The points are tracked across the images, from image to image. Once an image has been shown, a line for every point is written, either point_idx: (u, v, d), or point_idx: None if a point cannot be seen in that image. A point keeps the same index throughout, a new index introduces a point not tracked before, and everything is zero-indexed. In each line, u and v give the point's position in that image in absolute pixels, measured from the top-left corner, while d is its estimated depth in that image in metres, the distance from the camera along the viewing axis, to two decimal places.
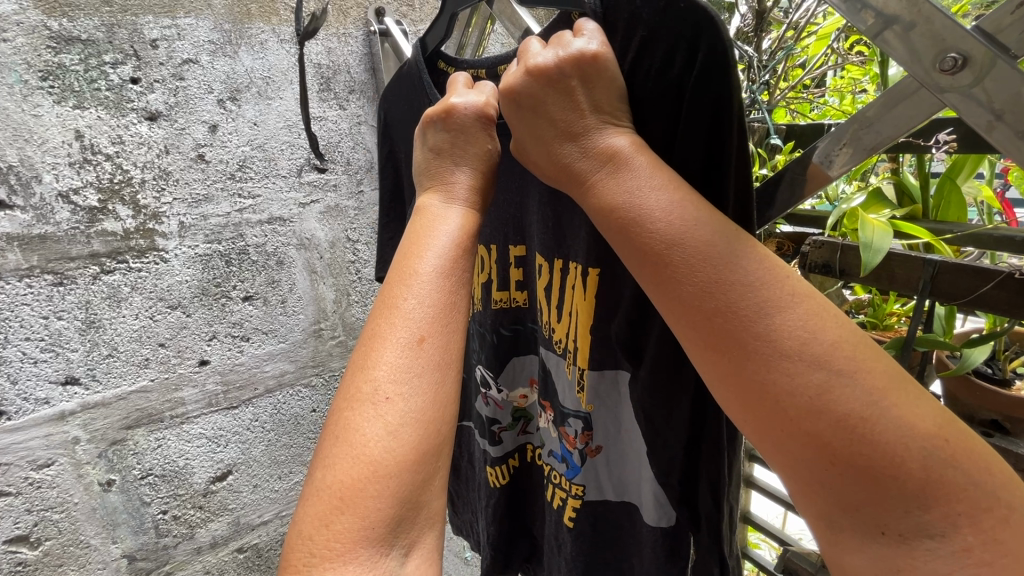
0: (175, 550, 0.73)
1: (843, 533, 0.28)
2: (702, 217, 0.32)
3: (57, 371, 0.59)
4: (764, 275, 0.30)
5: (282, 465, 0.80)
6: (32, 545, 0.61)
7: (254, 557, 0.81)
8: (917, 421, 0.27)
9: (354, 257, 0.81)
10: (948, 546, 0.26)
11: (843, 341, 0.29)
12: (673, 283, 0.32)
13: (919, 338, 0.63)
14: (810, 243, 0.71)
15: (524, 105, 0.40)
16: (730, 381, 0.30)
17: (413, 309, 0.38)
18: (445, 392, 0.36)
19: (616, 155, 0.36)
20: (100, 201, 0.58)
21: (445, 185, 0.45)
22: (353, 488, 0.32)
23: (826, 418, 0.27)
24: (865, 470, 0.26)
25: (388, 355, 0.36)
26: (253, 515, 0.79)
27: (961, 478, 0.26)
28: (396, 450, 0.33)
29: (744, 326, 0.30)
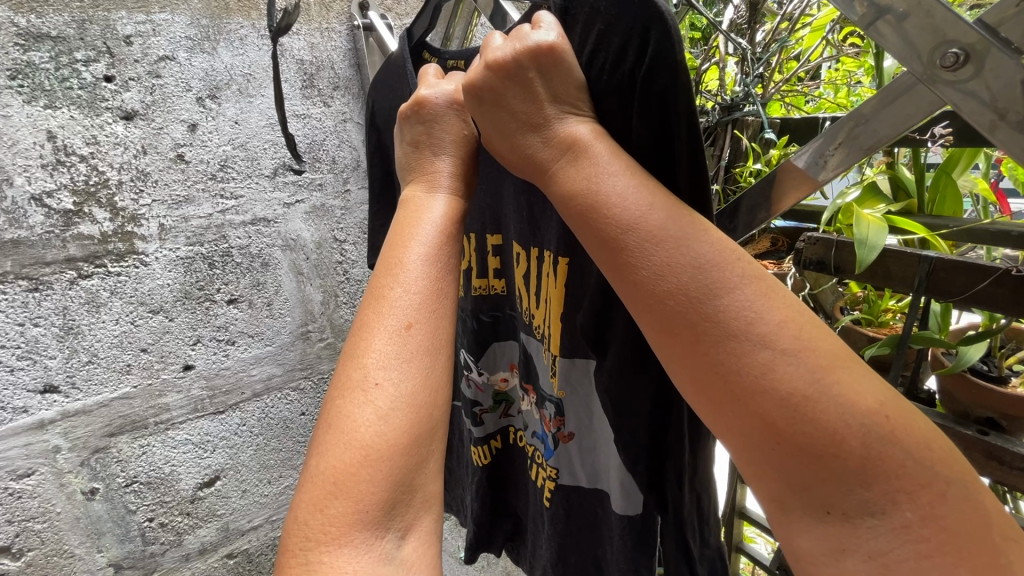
0: (163, 558, 0.72)
1: (794, 512, 0.29)
2: (656, 203, 0.33)
3: (36, 379, 0.58)
4: (713, 256, 0.31)
5: (272, 469, 0.79)
6: (14, 556, 0.60)
7: (245, 562, 0.80)
8: (858, 399, 0.28)
9: (342, 258, 0.79)
10: (887, 523, 0.26)
11: (788, 322, 0.29)
12: (630, 267, 0.32)
13: (914, 336, 0.63)
14: (805, 240, 0.70)
15: (486, 99, 0.40)
16: (681, 364, 0.31)
17: (401, 297, 0.37)
18: (436, 377, 0.35)
19: (574, 144, 0.36)
20: (75, 204, 0.56)
21: (429, 177, 0.44)
22: (347, 471, 0.31)
23: (772, 396, 0.28)
24: (807, 447, 0.27)
25: (378, 341, 0.35)
26: (243, 520, 0.78)
27: (900, 456, 0.27)
28: (388, 433, 0.32)
29: (693, 309, 0.30)
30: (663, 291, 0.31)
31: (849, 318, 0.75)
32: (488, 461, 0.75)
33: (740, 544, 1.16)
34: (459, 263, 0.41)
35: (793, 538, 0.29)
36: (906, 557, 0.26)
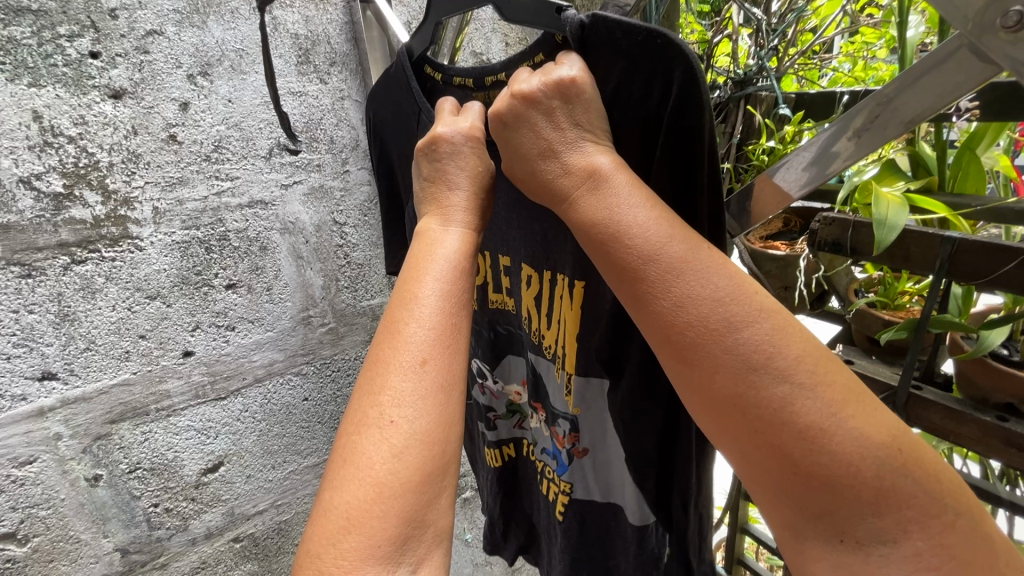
0: (169, 542, 0.72)
1: (805, 535, 0.33)
2: (674, 239, 0.36)
3: (33, 367, 0.57)
4: (731, 293, 0.34)
5: (276, 455, 0.78)
6: (20, 542, 0.60)
7: (251, 546, 0.80)
8: (873, 433, 0.31)
9: (342, 241, 0.77)
10: (899, 552, 0.30)
11: (805, 355, 0.32)
12: (649, 299, 0.36)
13: (933, 319, 0.61)
14: (819, 220, 0.68)
15: (510, 125, 0.43)
16: (700, 395, 0.35)
17: (415, 332, 0.38)
18: (448, 412, 0.36)
19: (595, 172, 0.39)
20: (65, 186, 0.55)
21: (444, 209, 0.45)
22: (359, 509, 0.33)
23: (789, 427, 0.31)
24: (820, 477, 0.31)
25: (394, 378, 0.36)
26: (248, 504, 0.78)
27: (911, 486, 0.30)
28: (401, 472, 0.34)
29: (713, 344, 0.33)
30: (684, 327, 0.34)
31: (865, 300, 0.72)
32: (500, 464, 0.78)
33: (744, 525, 1.16)
34: (473, 295, 0.42)
35: (803, 558, 0.33)
36: None
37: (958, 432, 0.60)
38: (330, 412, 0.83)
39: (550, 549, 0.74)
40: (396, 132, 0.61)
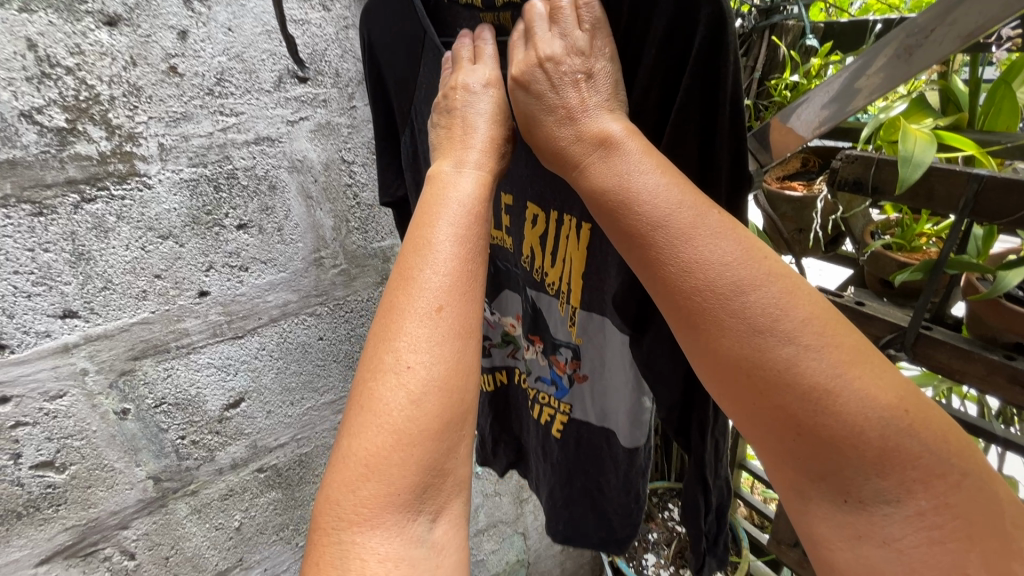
0: (198, 471, 0.76)
1: (810, 493, 0.36)
2: (687, 205, 0.37)
3: (54, 305, 0.58)
4: (741, 257, 0.35)
5: (294, 391, 0.81)
6: (58, 469, 0.64)
7: (275, 476, 0.84)
8: (879, 395, 0.33)
9: (351, 180, 0.76)
10: (900, 511, 0.33)
11: (813, 319, 0.34)
12: (659, 263, 0.37)
13: (950, 260, 0.61)
14: (841, 158, 0.66)
15: (527, 84, 0.44)
16: (710, 360, 0.37)
17: (430, 278, 0.39)
18: (459, 361, 0.38)
19: (607, 139, 0.40)
20: (68, 120, 0.53)
21: (457, 154, 0.45)
22: (375, 454, 0.35)
23: (794, 389, 0.34)
24: (823, 439, 0.33)
25: (409, 324, 0.38)
26: (270, 438, 0.81)
27: (915, 445, 0.33)
28: (416, 421, 0.36)
29: (722, 308, 0.35)
30: (693, 298, 0.36)
31: (881, 243, 0.71)
32: (491, 390, 0.80)
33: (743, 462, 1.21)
34: (484, 249, 0.43)
35: (807, 513, 0.37)
36: (918, 540, 0.33)
37: (964, 371, 0.61)
38: (345, 351, 0.84)
39: (540, 465, 0.78)
40: (395, 55, 0.58)
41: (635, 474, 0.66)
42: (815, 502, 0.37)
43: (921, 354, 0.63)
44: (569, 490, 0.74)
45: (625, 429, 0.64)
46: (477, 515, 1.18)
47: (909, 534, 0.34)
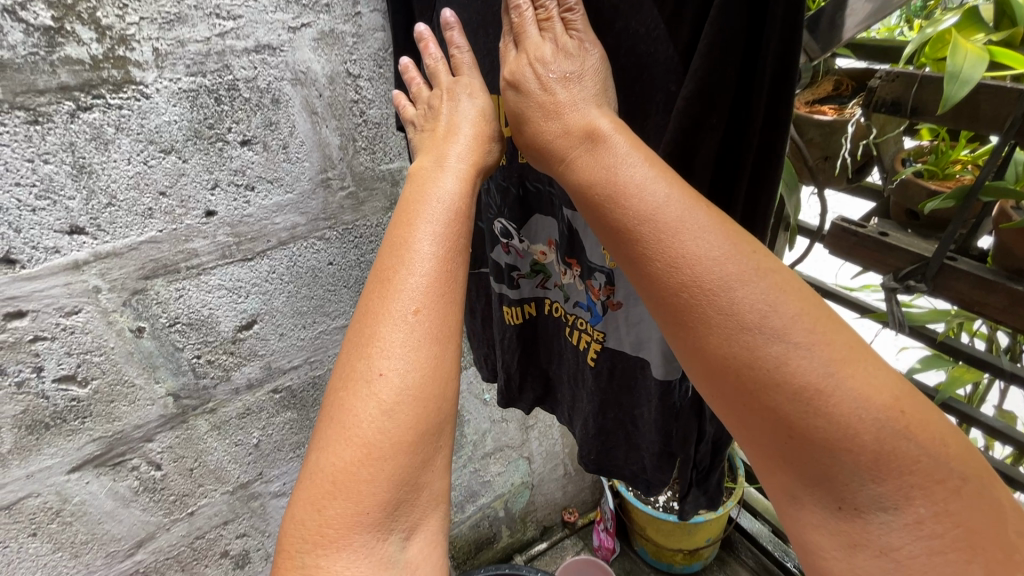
0: (215, 390, 0.78)
1: (807, 500, 0.40)
2: (677, 205, 0.41)
3: (59, 220, 0.57)
4: (728, 257, 0.39)
5: (305, 315, 0.81)
6: (81, 383, 0.66)
7: (290, 397, 0.87)
8: (871, 396, 0.36)
9: (357, 96, 0.72)
10: (899, 518, 0.36)
11: (803, 317, 0.38)
12: (649, 258, 0.42)
13: (986, 187, 0.58)
14: (880, 76, 0.61)
15: (519, 88, 0.52)
16: (702, 364, 0.42)
17: (414, 285, 0.45)
18: (432, 367, 0.43)
19: (599, 141, 0.46)
20: (54, 19, 0.50)
21: (440, 155, 0.53)
22: (344, 469, 0.40)
23: (785, 389, 0.37)
24: (805, 442, 0.38)
25: (389, 331, 0.44)
26: (283, 360, 0.83)
27: (915, 450, 0.36)
28: (388, 429, 0.41)
29: (711, 304, 0.39)
30: (689, 304, 0.40)
31: (912, 171, 0.68)
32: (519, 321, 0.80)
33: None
34: (461, 267, 0.48)
35: (802, 519, 0.41)
36: (919, 548, 0.36)
37: (984, 303, 0.60)
38: (355, 277, 0.84)
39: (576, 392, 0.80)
40: None
41: (671, 406, 0.66)
42: (810, 508, 0.40)
43: (941, 286, 0.63)
44: (603, 420, 0.76)
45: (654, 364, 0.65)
46: (484, 440, 1.23)
47: (909, 543, 0.36)
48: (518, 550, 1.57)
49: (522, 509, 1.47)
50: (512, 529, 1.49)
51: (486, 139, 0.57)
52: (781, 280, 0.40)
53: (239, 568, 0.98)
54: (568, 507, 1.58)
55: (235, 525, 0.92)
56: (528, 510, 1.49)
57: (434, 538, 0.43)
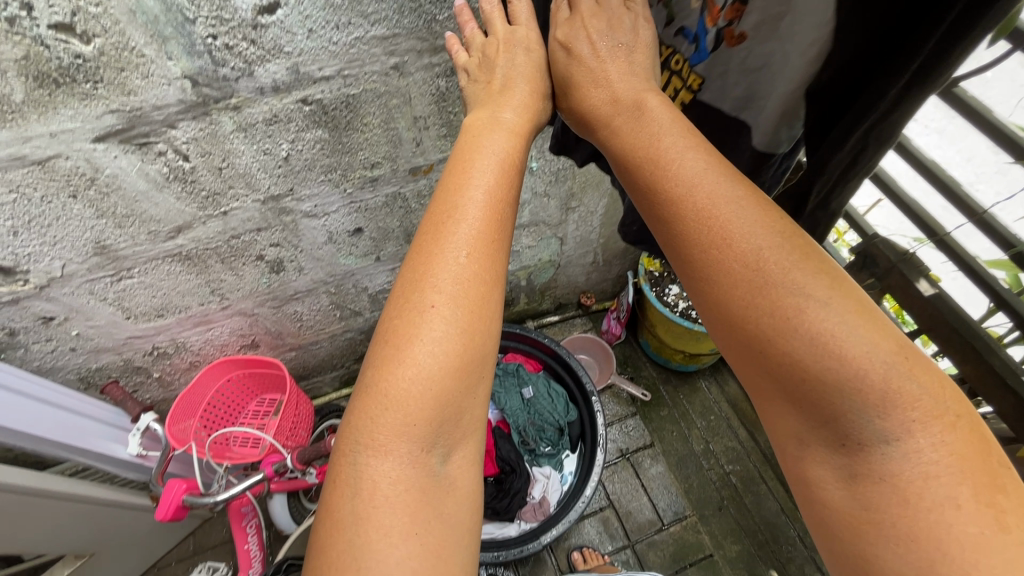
0: (237, 86, 0.68)
1: (811, 448, 0.45)
2: (715, 174, 0.49)
3: None
4: (761, 223, 0.47)
5: (339, 13, 0.66)
6: (82, 39, 0.58)
7: (321, 114, 0.77)
8: (877, 343, 0.42)
9: None
10: (899, 448, 0.41)
11: (821, 275, 0.45)
12: (694, 217, 0.49)
13: None
14: None
15: (568, 56, 0.62)
16: (720, 321, 0.48)
17: (467, 228, 0.50)
18: (479, 304, 0.48)
19: (643, 104, 0.56)
20: None
21: (495, 114, 0.60)
22: (396, 383, 0.45)
23: (802, 334, 0.43)
24: (804, 385, 0.43)
25: (444, 265, 0.49)
26: (314, 66, 0.71)
27: (916, 389, 0.42)
28: (436, 353, 0.46)
29: (742, 260, 0.46)
30: (726, 257, 0.47)
31: None
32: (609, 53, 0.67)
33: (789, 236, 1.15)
34: (507, 224, 0.53)
35: (808, 468, 0.46)
36: (919, 471, 0.41)
37: None
38: None
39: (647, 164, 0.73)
40: None
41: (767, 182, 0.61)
42: (817, 458, 0.45)
43: None
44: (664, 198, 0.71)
45: (774, 120, 0.59)
46: (521, 211, 1.17)
47: (912, 468, 0.41)
48: (532, 317, 1.68)
49: (545, 284, 1.51)
50: (530, 299, 1.57)
51: (538, 96, 0.64)
52: (807, 244, 0.47)
53: (275, 273, 1.05)
54: (588, 293, 1.63)
55: (269, 235, 0.95)
56: (550, 286, 1.54)
57: (471, 458, 0.48)
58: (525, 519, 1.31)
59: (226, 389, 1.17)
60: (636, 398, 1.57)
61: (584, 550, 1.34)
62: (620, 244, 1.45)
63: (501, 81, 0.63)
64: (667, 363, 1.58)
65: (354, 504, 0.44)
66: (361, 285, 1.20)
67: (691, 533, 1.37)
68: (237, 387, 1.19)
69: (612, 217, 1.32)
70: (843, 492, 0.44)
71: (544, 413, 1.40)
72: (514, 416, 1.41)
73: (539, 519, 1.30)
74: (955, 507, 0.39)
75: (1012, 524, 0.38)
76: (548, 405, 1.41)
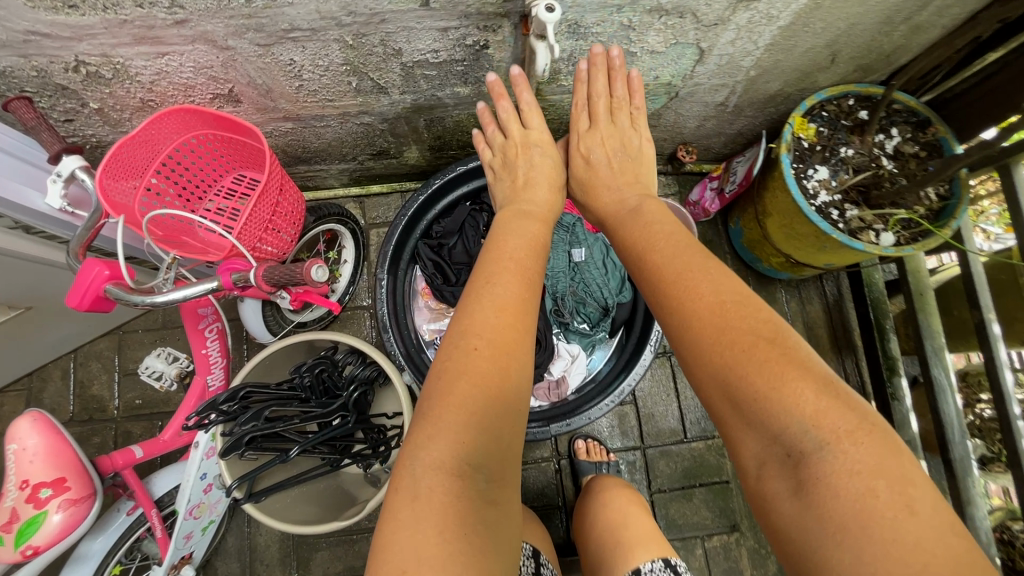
0: None
1: (783, 473, 0.61)
2: (684, 262, 0.78)
3: None
4: (717, 295, 0.73)
5: None
6: None
7: None
8: (802, 379, 0.62)
9: None
10: (829, 449, 0.58)
11: (760, 332, 0.67)
12: (684, 290, 0.75)
13: None
14: None
15: (586, 164, 1.00)
16: (706, 366, 0.69)
17: (492, 308, 0.81)
18: (513, 332, 0.79)
19: (638, 209, 0.91)
20: None
21: (518, 211, 0.96)
22: (448, 404, 0.71)
23: (753, 366, 0.65)
24: (754, 407, 0.64)
25: (486, 308, 0.81)
26: None
27: (827, 407, 0.60)
28: (482, 367, 0.74)
29: (716, 331, 0.69)
30: (699, 312, 0.72)
31: None
32: None
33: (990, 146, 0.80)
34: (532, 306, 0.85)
35: (783, 496, 0.61)
36: (846, 464, 0.57)
37: None
38: None
39: None
40: None
41: None
42: (782, 478, 0.61)
43: None
44: None
45: None
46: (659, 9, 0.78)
47: (842, 464, 0.57)
48: None
49: None
50: None
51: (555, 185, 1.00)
52: (750, 298, 0.71)
53: None
54: (688, 146, 1.24)
55: None
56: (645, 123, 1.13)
57: (504, 480, 0.72)
58: (536, 395, 1.11)
59: (199, 145, 0.85)
60: None
61: (589, 442, 1.19)
62: (768, 87, 1.02)
63: (524, 180, 0.99)
64: (753, 264, 1.31)
65: (416, 502, 0.65)
66: (394, 46, 0.79)
67: (713, 454, 1.20)
68: (215, 148, 0.87)
69: (788, 38, 0.87)
70: (802, 502, 0.59)
71: (591, 285, 1.11)
72: (553, 280, 1.11)
73: (551, 401, 1.10)
74: (876, 498, 0.54)
75: (919, 511, 0.53)
76: (599, 277, 1.11)
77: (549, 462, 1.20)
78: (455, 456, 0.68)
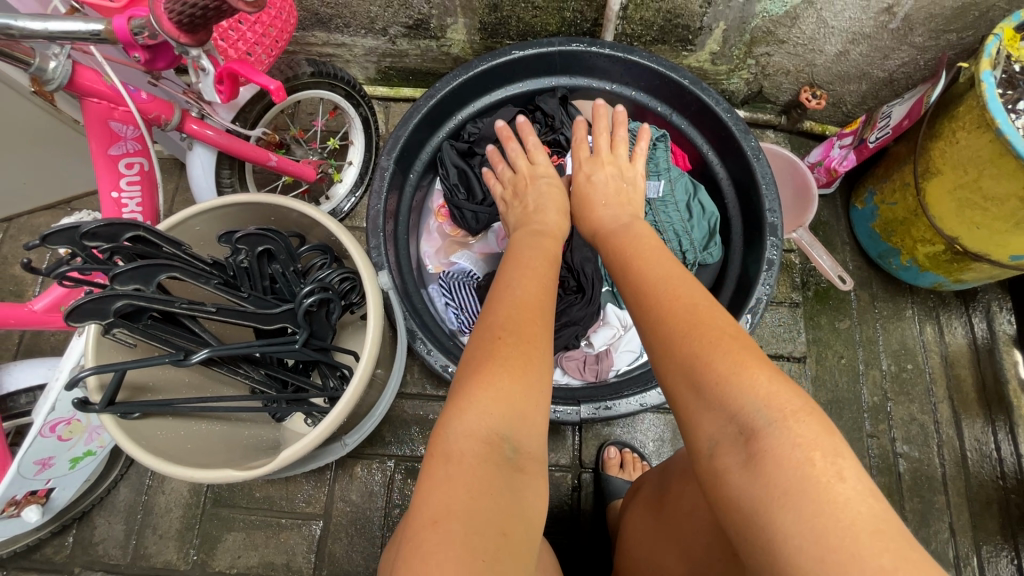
0: None
1: (720, 449, 0.39)
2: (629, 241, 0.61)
3: None
4: (662, 269, 0.52)
5: None
6: None
7: None
8: (749, 348, 0.41)
9: None
10: (771, 418, 0.37)
11: (714, 304, 0.46)
12: (627, 267, 0.56)
13: None
14: None
15: (580, 196, 0.75)
16: (638, 313, 0.50)
17: (512, 268, 0.56)
18: (544, 288, 0.53)
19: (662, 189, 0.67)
20: None
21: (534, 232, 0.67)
22: (484, 359, 0.44)
23: (700, 330, 0.43)
24: (693, 373, 0.41)
25: (506, 268, 0.57)
26: None
27: (763, 376, 0.39)
28: (511, 313, 0.48)
29: (662, 297, 0.48)
30: (647, 276, 0.52)
31: None
32: None
33: None
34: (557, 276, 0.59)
35: (723, 479, 0.38)
36: (785, 437, 0.36)
37: None
38: None
39: None
40: None
41: None
42: (722, 453, 0.39)
43: None
44: None
45: None
46: None
47: (784, 436, 0.36)
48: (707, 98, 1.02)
49: (768, 20, 0.82)
50: (723, 49, 0.88)
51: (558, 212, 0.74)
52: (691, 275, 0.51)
53: None
54: (816, 89, 0.92)
55: None
56: (771, 32, 0.84)
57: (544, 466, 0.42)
58: (565, 369, 0.79)
59: None
60: (811, 283, 0.99)
61: (623, 451, 0.85)
62: None
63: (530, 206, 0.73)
64: (881, 260, 0.97)
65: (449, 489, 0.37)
66: None
67: None
68: None
69: None
70: (745, 479, 0.37)
71: (665, 230, 0.85)
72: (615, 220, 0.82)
73: (584, 379, 0.78)
74: (811, 467, 0.34)
75: (850, 479, 0.34)
76: (678, 217, 0.85)
77: (565, 473, 0.86)
78: (492, 431, 0.40)
